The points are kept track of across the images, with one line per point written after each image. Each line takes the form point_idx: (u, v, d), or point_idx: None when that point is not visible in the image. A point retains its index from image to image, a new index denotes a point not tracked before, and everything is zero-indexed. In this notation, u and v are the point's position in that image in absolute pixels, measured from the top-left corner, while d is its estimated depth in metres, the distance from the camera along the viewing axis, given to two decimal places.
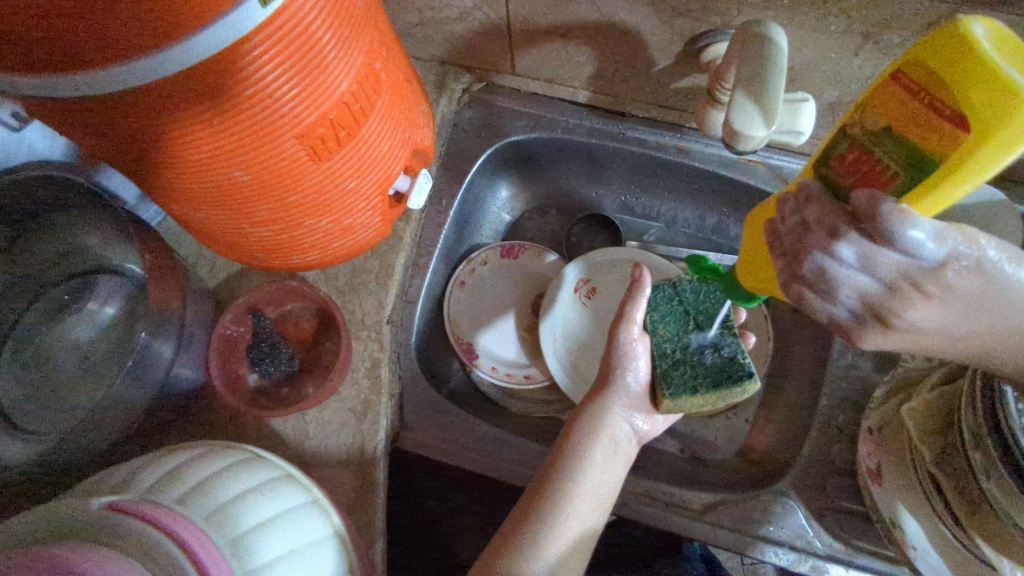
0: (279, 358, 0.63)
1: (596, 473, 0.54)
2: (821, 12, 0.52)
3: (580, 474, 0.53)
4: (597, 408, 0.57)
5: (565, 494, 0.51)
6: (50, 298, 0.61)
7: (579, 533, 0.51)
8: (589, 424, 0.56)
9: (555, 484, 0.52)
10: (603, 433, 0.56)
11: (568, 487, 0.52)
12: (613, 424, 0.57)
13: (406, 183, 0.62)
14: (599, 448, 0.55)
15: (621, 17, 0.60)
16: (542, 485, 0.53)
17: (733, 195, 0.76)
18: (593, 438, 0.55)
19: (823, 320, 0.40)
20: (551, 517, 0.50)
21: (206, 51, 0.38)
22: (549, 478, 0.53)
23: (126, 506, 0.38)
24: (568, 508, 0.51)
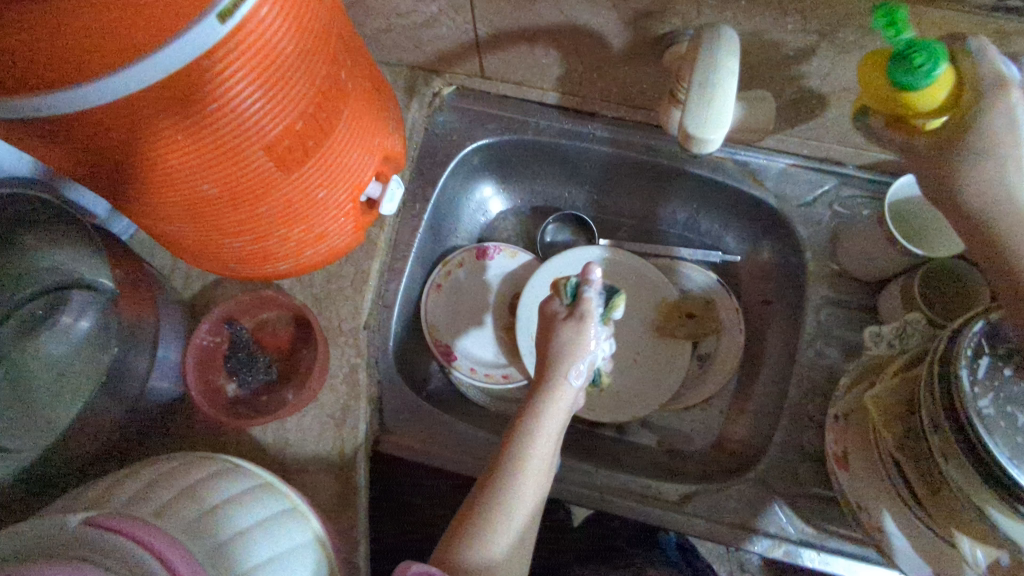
0: (256, 367, 0.64)
1: (547, 452, 0.55)
2: (776, 13, 0.54)
3: (532, 454, 0.54)
4: (548, 389, 0.57)
5: (518, 475, 0.53)
6: (22, 315, 0.60)
7: (529, 510, 0.53)
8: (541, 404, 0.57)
9: (509, 466, 0.53)
10: (554, 411, 0.56)
11: (522, 468, 0.53)
12: (564, 403, 0.57)
13: (378, 189, 0.62)
14: (550, 428, 0.56)
15: (585, 21, 0.60)
16: (496, 467, 0.54)
17: (703, 191, 0.77)
18: (545, 419, 0.56)
19: (981, 57, 0.45)
20: (506, 498, 0.51)
21: (166, 69, 0.38)
22: (503, 459, 0.54)
23: (101, 521, 0.39)
24: (522, 487, 0.52)
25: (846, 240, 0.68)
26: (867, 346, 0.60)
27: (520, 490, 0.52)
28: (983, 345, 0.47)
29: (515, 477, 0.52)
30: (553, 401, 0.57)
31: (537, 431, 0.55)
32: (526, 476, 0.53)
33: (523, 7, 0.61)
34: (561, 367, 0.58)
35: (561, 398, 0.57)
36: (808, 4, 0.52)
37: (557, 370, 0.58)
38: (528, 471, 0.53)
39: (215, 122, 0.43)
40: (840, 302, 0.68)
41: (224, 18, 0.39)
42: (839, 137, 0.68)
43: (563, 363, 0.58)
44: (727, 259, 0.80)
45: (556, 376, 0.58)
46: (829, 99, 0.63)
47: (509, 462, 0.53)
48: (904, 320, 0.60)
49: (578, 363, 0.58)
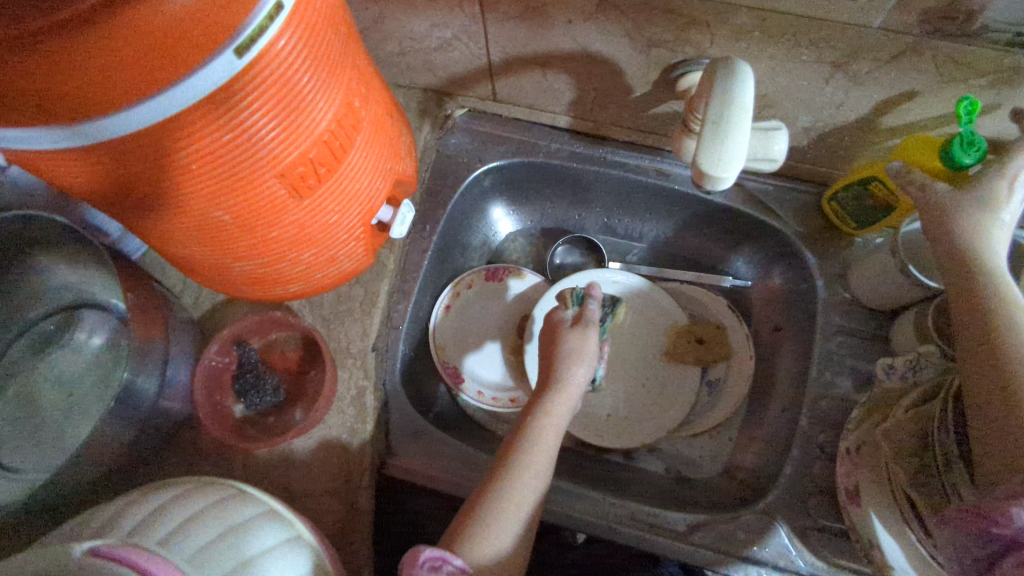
0: (264, 389, 0.63)
1: (547, 455, 0.54)
2: (791, 44, 0.53)
3: (533, 456, 0.53)
4: (550, 393, 0.57)
5: (519, 476, 0.52)
6: (39, 332, 0.63)
7: (529, 503, 0.52)
8: (542, 407, 0.56)
9: (510, 469, 0.52)
10: (554, 408, 0.56)
11: (523, 469, 0.52)
12: (566, 406, 0.57)
13: (389, 213, 0.62)
14: (551, 430, 0.55)
15: (597, 48, 0.61)
16: (497, 469, 0.53)
17: (714, 217, 0.77)
18: (548, 421, 0.55)
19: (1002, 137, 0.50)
20: (507, 496, 0.51)
21: (182, 101, 0.39)
22: (503, 460, 0.53)
23: (105, 550, 0.39)
24: (521, 487, 0.51)
25: (859, 268, 0.67)
26: (880, 378, 0.59)
27: (519, 490, 0.51)
28: None
29: (516, 476, 0.52)
30: (555, 404, 0.56)
31: (537, 433, 0.54)
32: (526, 478, 0.52)
33: (537, 34, 0.61)
34: (564, 369, 0.58)
35: (564, 401, 0.57)
36: (823, 35, 0.51)
37: (560, 374, 0.58)
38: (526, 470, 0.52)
39: (231, 149, 0.43)
40: (852, 331, 0.68)
41: (241, 52, 0.39)
42: (851, 165, 0.68)
43: (565, 365, 0.58)
44: (738, 284, 0.79)
45: (558, 380, 0.57)
46: (843, 128, 0.63)
47: (509, 465, 0.52)
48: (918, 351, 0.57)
49: (581, 366, 0.58)
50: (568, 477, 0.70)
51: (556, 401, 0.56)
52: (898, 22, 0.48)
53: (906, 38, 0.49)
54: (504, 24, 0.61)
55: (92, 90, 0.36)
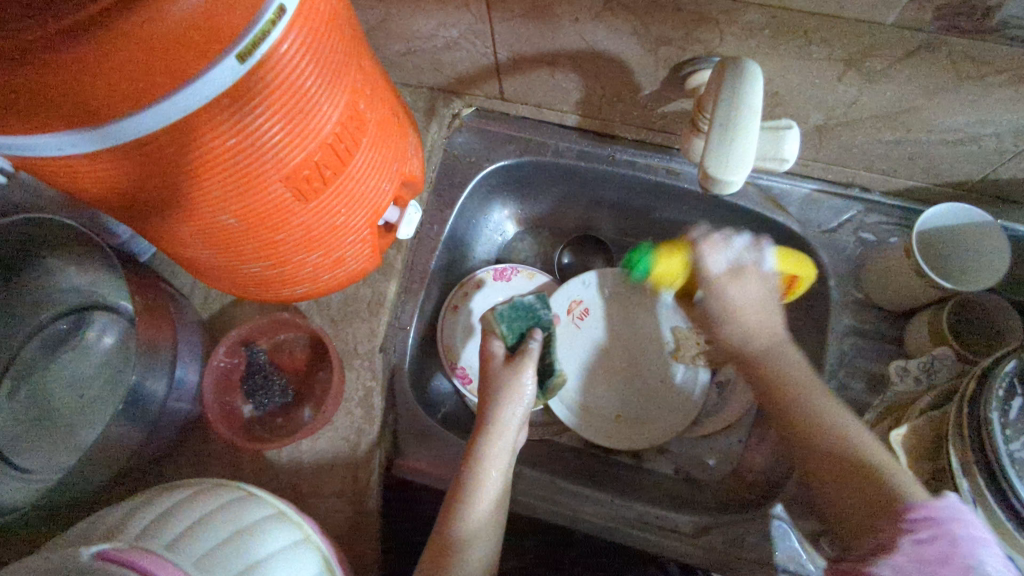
0: (273, 389, 0.65)
1: (496, 487, 0.55)
2: (803, 42, 0.52)
3: (482, 494, 0.54)
4: (492, 430, 0.56)
5: (468, 509, 0.53)
6: (50, 333, 0.63)
7: (484, 534, 0.53)
8: (484, 446, 0.55)
9: (460, 509, 0.53)
10: (495, 449, 0.55)
11: (472, 508, 0.53)
12: (507, 442, 0.56)
13: (395, 214, 0.63)
14: (497, 469, 0.55)
15: (605, 46, 0.60)
16: (448, 510, 0.53)
17: (724, 215, 0.76)
18: (485, 464, 0.54)
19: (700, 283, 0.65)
20: (459, 528, 0.52)
21: (186, 107, 0.39)
22: (452, 503, 0.53)
23: (114, 554, 0.39)
24: (472, 522, 0.52)
25: (872, 268, 0.66)
26: (893, 381, 0.60)
27: (470, 528, 0.52)
28: (1016, 386, 0.47)
29: (465, 512, 0.53)
30: (496, 443, 0.55)
31: (484, 475, 0.54)
32: (476, 518, 0.53)
33: (544, 32, 0.60)
34: (501, 410, 0.57)
35: (501, 442, 0.56)
36: (835, 33, 0.50)
37: (498, 411, 0.57)
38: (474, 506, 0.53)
39: (234, 155, 0.43)
40: (865, 332, 0.67)
41: (243, 57, 0.39)
42: (866, 163, 0.67)
43: (503, 402, 0.57)
44: None
45: (499, 417, 0.56)
46: (855, 126, 0.62)
47: (458, 505, 0.53)
48: (931, 355, 0.59)
49: (517, 405, 0.57)
50: (576, 478, 0.69)
51: (497, 435, 0.56)
52: (912, 19, 0.47)
53: (920, 35, 0.48)
54: (510, 24, 0.60)
55: (100, 97, 0.36)
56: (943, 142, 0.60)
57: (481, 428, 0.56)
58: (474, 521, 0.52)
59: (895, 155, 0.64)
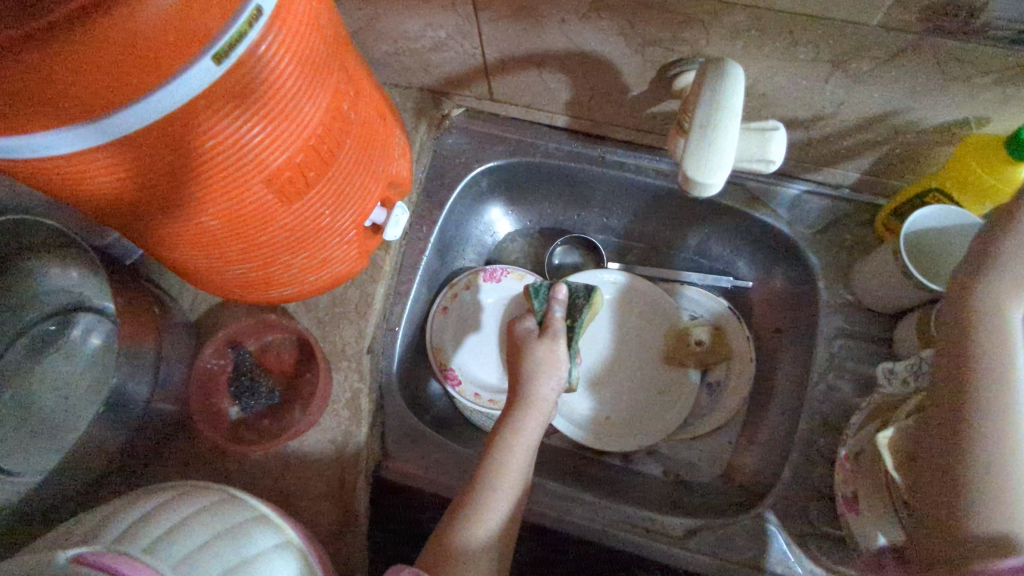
0: (258, 393, 0.64)
1: (523, 465, 0.56)
2: (788, 42, 0.52)
3: (509, 469, 0.55)
4: (524, 408, 0.59)
5: (496, 484, 0.54)
6: (36, 334, 0.64)
7: (507, 512, 0.54)
8: (513, 426, 0.57)
9: (479, 492, 0.54)
10: (528, 421, 0.58)
11: (496, 488, 0.54)
12: (539, 416, 0.59)
13: (383, 215, 0.63)
14: (525, 446, 0.57)
15: (592, 47, 0.60)
16: (471, 489, 0.54)
17: (715, 216, 0.75)
18: (516, 438, 0.57)
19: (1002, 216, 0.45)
20: (485, 500, 0.53)
21: (160, 110, 0.39)
22: (475, 485, 0.54)
23: (91, 558, 0.39)
24: (497, 497, 0.54)
25: (861, 269, 0.66)
26: (882, 383, 0.59)
27: (492, 506, 0.53)
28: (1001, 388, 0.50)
29: (491, 486, 0.54)
30: (528, 417, 0.58)
31: (513, 448, 0.56)
32: (497, 503, 0.53)
33: (532, 33, 0.60)
34: (535, 382, 0.60)
35: (533, 416, 0.58)
36: (821, 34, 0.50)
37: (531, 388, 0.60)
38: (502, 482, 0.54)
39: (217, 160, 0.43)
40: (854, 334, 0.67)
41: (219, 59, 0.39)
42: (856, 164, 0.67)
43: (537, 379, 0.60)
44: (739, 285, 0.79)
45: (531, 394, 0.59)
46: (844, 127, 0.61)
47: (483, 482, 0.54)
48: (920, 357, 0.56)
49: (550, 378, 0.60)
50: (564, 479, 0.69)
51: (526, 414, 0.58)
52: (899, 20, 0.47)
53: (906, 36, 0.48)
54: (498, 24, 0.60)
55: (72, 98, 0.36)
56: (933, 143, 0.60)
57: (514, 406, 0.59)
58: (503, 493, 0.54)
59: (884, 156, 0.64)
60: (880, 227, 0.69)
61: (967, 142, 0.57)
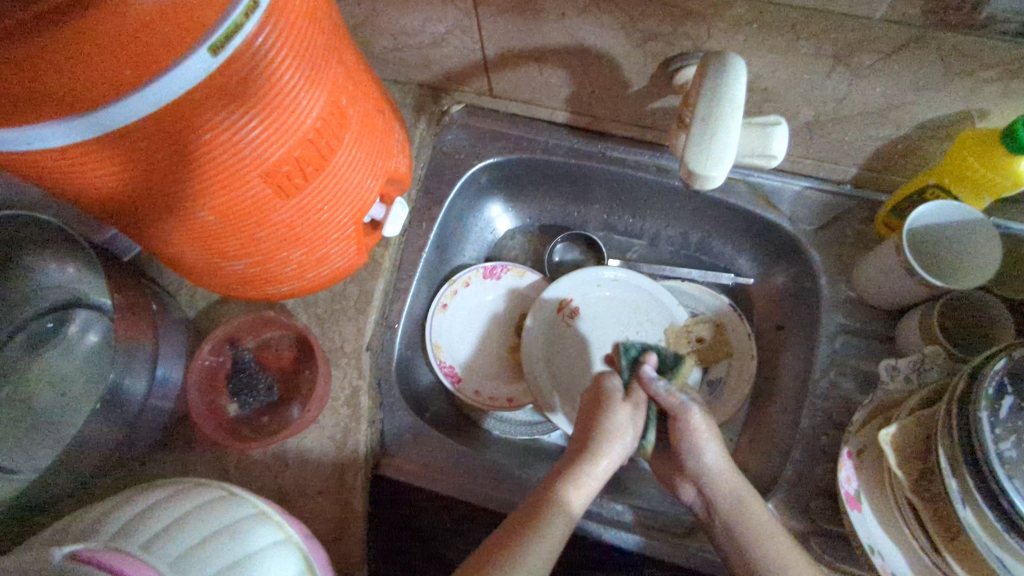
0: (257, 389, 0.63)
1: (568, 526, 0.54)
2: (790, 37, 0.52)
3: (555, 528, 0.53)
4: (590, 465, 0.58)
5: (540, 540, 0.52)
6: (34, 330, 0.63)
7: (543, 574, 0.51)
8: (576, 480, 0.57)
9: (524, 541, 0.51)
10: (589, 478, 0.57)
11: (538, 541, 0.51)
12: (598, 478, 0.58)
13: (382, 211, 0.62)
14: (579, 503, 0.56)
15: (593, 42, 0.59)
16: (509, 540, 0.52)
17: (716, 213, 0.75)
18: (573, 494, 0.56)
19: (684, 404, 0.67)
20: (525, 551, 0.51)
21: (155, 103, 0.38)
22: (515, 536, 0.52)
23: (88, 555, 0.39)
24: (537, 553, 0.51)
25: (863, 266, 0.65)
26: (882, 380, 0.58)
27: (532, 562, 0.50)
28: (1006, 384, 0.47)
29: (535, 540, 0.51)
30: (588, 476, 0.58)
31: (566, 505, 0.55)
32: (534, 562, 0.51)
33: (532, 28, 0.60)
34: (606, 441, 0.59)
35: (594, 475, 0.58)
36: (823, 28, 0.50)
37: (604, 444, 0.59)
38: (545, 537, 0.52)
39: (215, 153, 0.43)
40: (856, 330, 0.66)
41: (216, 51, 0.38)
42: (857, 160, 0.66)
43: (613, 438, 0.60)
44: (739, 282, 0.79)
45: (601, 451, 0.59)
46: (846, 122, 0.61)
47: (525, 537, 0.52)
48: (922, 353, 0.57)
49: (620, 443, 0.60)
50: None
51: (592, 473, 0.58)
52: (901, 13, 0.46)
53: (909, 30, 0.48)
54: (497, 19, 0.59)
55: (66, 87, 0.35)
56: (935, 138, 0.59)
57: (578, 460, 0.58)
58: (547, 551, 0.51)
59: (886, 152, 0.63)
60: (879, 223, 0.68)
61: (964, 137, 0.56)
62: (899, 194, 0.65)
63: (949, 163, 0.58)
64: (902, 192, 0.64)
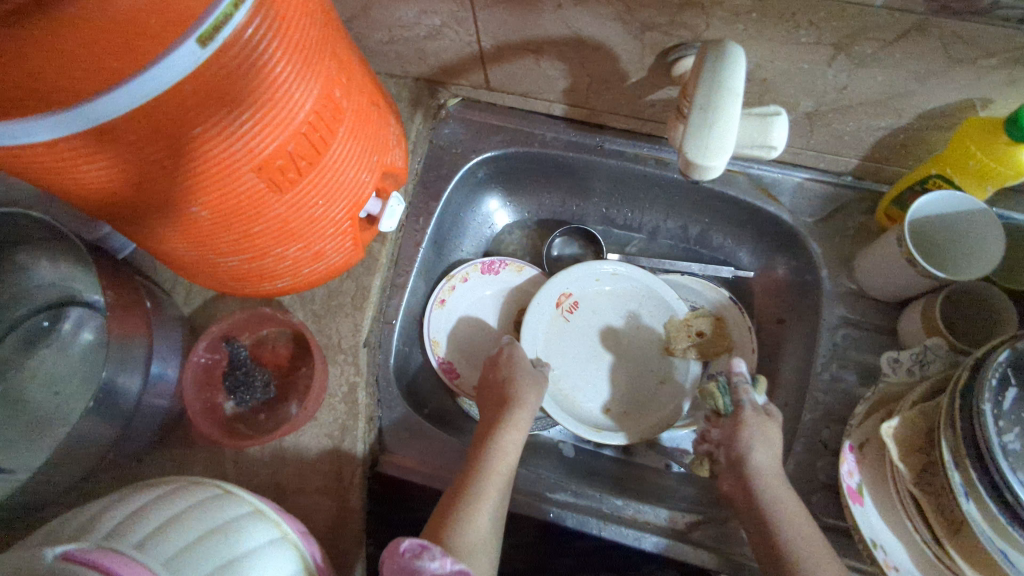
0: (254, 386, 0.63)
1: (508, 466, 0.58)
2: (790, 25, 0.51)
3: (494, 471, 0.57)
4: (512, 412, 0.61)
5: (483, 483, 0.55)
6: (28, 328, 0.63)
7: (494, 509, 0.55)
8: (502, 428, 0.60)
9: (471, 487, 0.55)
10: (515, 423, 0.61)
11: (483, 485, 0.55)
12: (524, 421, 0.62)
13: (378, 206, 0.61)
14: (510, 445, 0.59)
15: (589, 33, 0.58)
16: (457, 492, 0.55)
17: (715, 206, 0.74)
18: (503, 438, 0.59)
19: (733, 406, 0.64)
20: (473, 496, 0.54)
21: (143, 96, 0.37)
22: (462, 486, 0.55)
23: (80, 555, 0.38)
24: (484, 494, 0.55)
25: (864, 257, 0.65)
26: (883, 372, 0.57)
27: (481, 502, 0.54)
28: (1009, 376, 0.46)
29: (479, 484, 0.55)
30: (512, 420, 0.61)
31: (499, 447, 0.59)
32: (484, 502, 0.54)
33: (528, 19, 0.59)
34: (520, 388, 0.63)
35: (519, 419, 0.61)
36: (823, 16, 0.49)
37: (519, 391, 0.63)
38: (486, 478, 0.56)
39: (207, 148, 0.42)
40: (857, 323, 0.66)
41: (205, 41, 0.38)
42: (858, 151, 0.65)
43: (522, 384, 0.64)
44: (740, 275, 0.78)
45: (517, 396, 0.63)
46: (846, 112, 0.60)
47: (470, 484, 0.55)
48: (924, 345, 0.57)
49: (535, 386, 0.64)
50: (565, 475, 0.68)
51: (515, 432, 0.60)
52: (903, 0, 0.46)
53: (910, 17, 0.47)
54: (493, 11, 0.59)
55: None
56: (937, 127, 0.58)
57: (498, 410, 0.62)
58: (491, 491, 0.55)
59: (887, 142, 0.63)
60: (880, 216, 0.68)
61: (968, 126, 0.55)
62: (900, 184, 0.64)
63: (951, 152, 0.57)
64: (903, 181, 0.63)
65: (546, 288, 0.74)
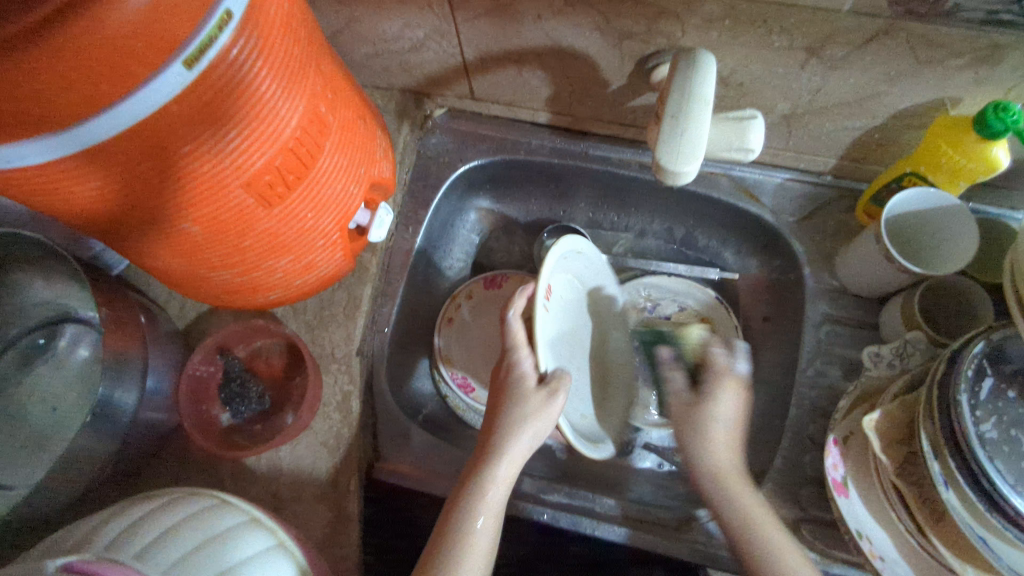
0: (249, 397, 0.65)
1: (496, 516, 0.52)
2: (762, 31, 0.52)
3: (481, 524, 0.51)
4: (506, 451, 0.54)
5: (467, 544, 0.49)
6: (25, 346, 0.64)
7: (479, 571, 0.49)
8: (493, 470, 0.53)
9: (453, 545, 0.49)
10: (506, 466, 0.53)
11: (468, 545, 0.49)
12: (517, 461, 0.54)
13: (366, 217, 0.63)
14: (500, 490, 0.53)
15: (569, 42, 0.60)
16: (437, 547, 0.49)
17: (699, 207, 0.76)
18: (492, 482, 0.52)
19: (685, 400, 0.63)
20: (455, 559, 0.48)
21: (133, 116, 0.39)
22: (443, 542, 0.50)
23: (79, 565, 0.39)
24: (468, 556, 0.49)
25: (845, 255, 0.66)
26: (866, 367, 0.59)
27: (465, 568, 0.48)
28: (984, 367, 0.48)
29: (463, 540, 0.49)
30: (507, 462, 0.53)
31: (488, 494, 0.52)
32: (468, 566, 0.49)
33: (509, 30, 0.60)
34: (519, 423, 0.54)
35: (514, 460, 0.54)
36: (794, 22, 0.50)
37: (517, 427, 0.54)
38: (472, 534, 0.50)
39: (195, 166, 0.43)
40: (839, 319, 0.67)
41: (190, 63, 0.39)
42: (836, 151, 0.67)
43: (523, 420, 0.54)
44: (725, 277, 0.79)
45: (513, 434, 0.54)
46: (822, 114, 0.62)
47: (452, 541, 0.49)
48: (903, 339, 0.58)
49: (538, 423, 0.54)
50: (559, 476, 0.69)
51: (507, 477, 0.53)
52: (870, 5, 0.47)
53: (878, 20, 0.48)
54: (474, 22, 0.60)
55: (46, 106, 0.36)
56: (911, 126, 0.60)
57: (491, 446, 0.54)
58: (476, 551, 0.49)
59: (863, 141, 0.64)
60: (859, 212, 0.69)
61: (938, 126, 0.56)
62: (877, 182, 0.65)
63: (924, 150, 0.59)
64: (880, 179, 0.65)
65: (547, 280, 0.55)
